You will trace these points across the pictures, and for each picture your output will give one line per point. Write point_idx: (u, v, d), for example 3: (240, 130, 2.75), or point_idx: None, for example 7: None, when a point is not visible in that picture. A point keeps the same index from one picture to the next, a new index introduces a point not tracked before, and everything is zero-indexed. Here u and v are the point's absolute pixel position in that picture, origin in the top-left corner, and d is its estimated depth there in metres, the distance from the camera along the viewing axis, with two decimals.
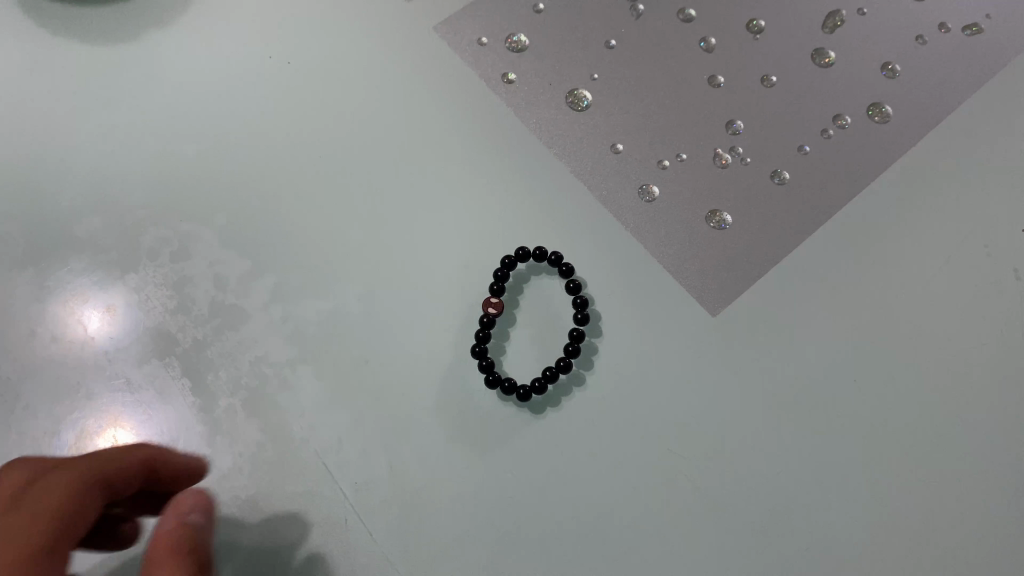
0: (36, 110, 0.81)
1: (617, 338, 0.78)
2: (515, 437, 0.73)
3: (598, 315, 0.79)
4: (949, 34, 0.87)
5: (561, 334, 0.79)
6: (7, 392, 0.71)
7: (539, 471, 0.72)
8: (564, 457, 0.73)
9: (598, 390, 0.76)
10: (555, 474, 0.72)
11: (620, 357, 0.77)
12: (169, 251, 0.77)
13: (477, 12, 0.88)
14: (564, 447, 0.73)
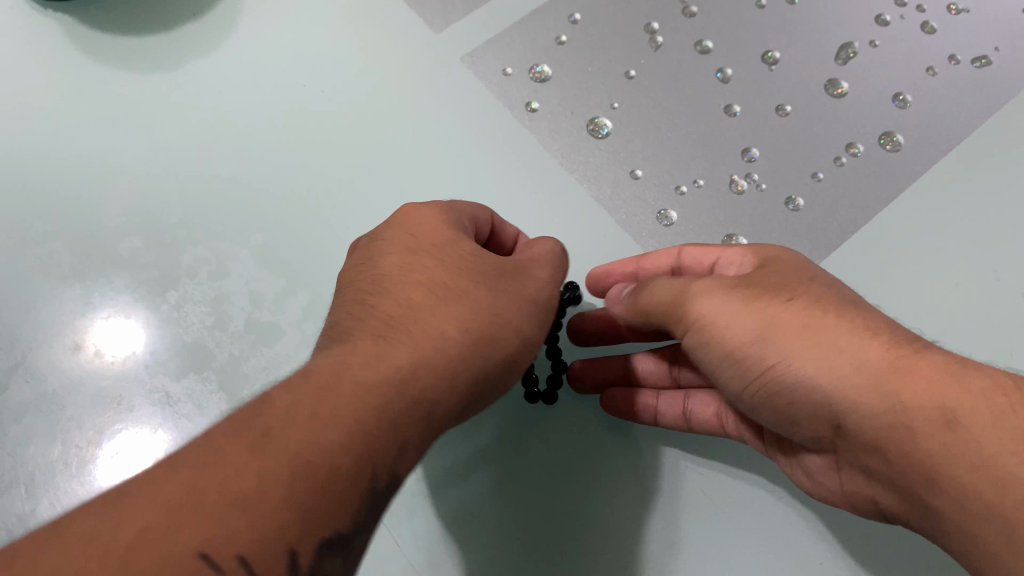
0: (83, 134, 0.85)
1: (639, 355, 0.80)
2: (536, 433, 0.76)
3: None
4: (959, 66, 0.90)
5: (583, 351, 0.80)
6: (54, 403, 0.74)
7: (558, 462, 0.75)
8: (583, 452, 0.75)
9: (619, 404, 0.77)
10: (573, 468, 0.75)
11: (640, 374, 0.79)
12: (208, 270, 0.81)
13: (501, 44, 0.92)
14: (585, 444, 0.76)
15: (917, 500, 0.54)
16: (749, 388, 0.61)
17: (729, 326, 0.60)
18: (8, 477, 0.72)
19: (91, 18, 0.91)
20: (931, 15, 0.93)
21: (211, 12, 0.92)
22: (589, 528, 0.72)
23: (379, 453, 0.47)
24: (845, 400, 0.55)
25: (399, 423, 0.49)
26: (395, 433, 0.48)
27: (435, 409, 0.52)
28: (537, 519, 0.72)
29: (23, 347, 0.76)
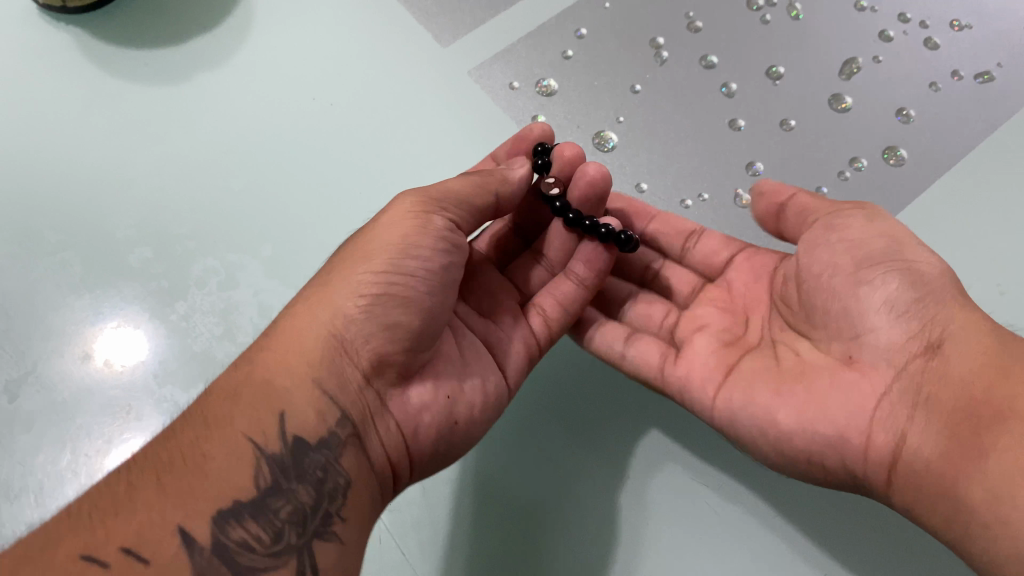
0: (95, 146, 0.86)
1: None
2: (552, 421, 0.76)
3: None
4: (962, 81, 0.91)
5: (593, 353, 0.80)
6: (64, 411, 0.75)
7: (571, 452, 0.74)
8: (597, 445, 0.74)
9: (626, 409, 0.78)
10: (586, 461, 0.74)
11: None
12: (217, 280, 0.81)
13: (508, 59, 0.93)
14: (602, 437, 0.75)
15: (971, 429, 0.54)
16: (865, 286, 0.60)
17: (853, 231, 0.63)
18: (18, 485, 0.72)
19: (103, 31, 0.92)
20: (934, 30, 0.94)
21: (221, 26, 0.94)
22: (581, 523, 0.71)
23: (194, 446, 0.52)
24: (966, 339, 0.57)
25: (227, 419, 0.54)
26: (200, 432, 0.53)
27: (275, 388, 0.56)
28: (530, 513, 0.72)
29: (33, 356, 0.77)
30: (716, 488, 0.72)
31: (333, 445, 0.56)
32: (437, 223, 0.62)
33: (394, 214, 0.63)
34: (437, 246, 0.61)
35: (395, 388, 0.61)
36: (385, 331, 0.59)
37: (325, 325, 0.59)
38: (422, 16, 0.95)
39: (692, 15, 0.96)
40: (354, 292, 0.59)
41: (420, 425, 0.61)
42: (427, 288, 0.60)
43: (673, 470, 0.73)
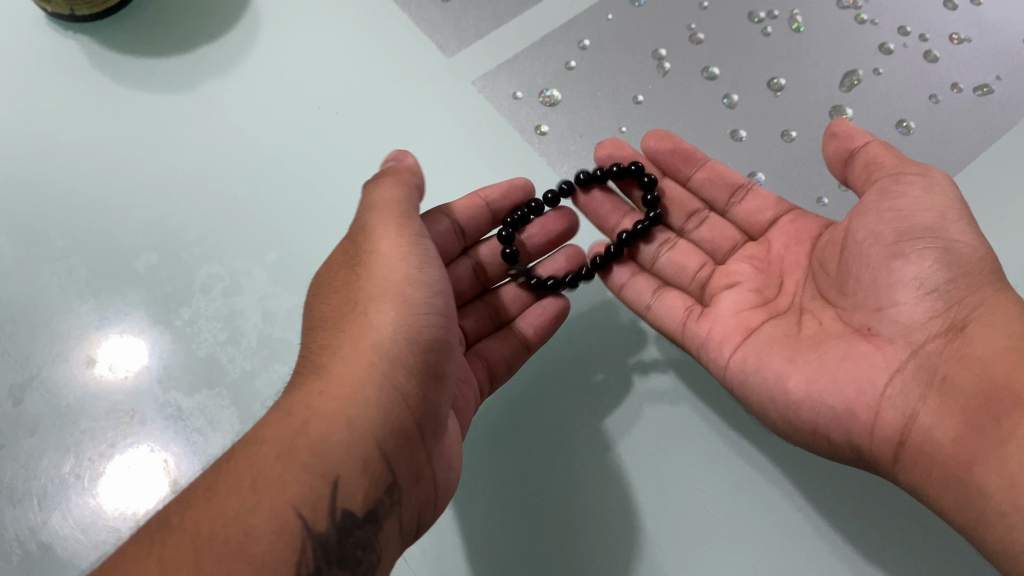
0: (101, 153, 0.87)
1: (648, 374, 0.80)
2: (578, 402, 0.78)
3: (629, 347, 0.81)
4: (961, 94, 0.92)
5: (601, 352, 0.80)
6: (69, 416, 0.75)
7: (595, 433, 0.76)
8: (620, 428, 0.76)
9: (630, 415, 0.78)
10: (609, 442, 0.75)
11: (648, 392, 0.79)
12: (221, 286, 0.82)
13: (512, 69, 0.94)
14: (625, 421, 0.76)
15: (991, 415, 0.54)
16: (899, 259, 0.60)
17: (904, 201, 0.62)
18: (21, 489, 0.72)
19: (109, 39, 0.92)
20: (933, 43, 0.94)
21: (227, 34, 0.94)
22: (584, 523, 0.72)
23: (240, 522, 0.52)
24: (995, 323, 0.58)
25: (275, 486, 0.54)
26: (246, 501, 0.53)
27: (327, 453, 0.56)
28: (535, 513, 0.73)
29: (38, 360, 0.77)
30: (716, 495, 0.72)
31: (376, 516, 0.57)
32: (432, 257, 0.64)
33: (393, 259, 0.63)
34: (447, 288, 0.63)
35: (435, 444, 0.62)
36: (431, 380, 0.60)
37: (378, 379, 0.58)
38: (426, 26, 0.96)
39: (694, 26, 0.97)
40: (392, 343, 0.59)
41: (447, 482, 0.64)
42: (451, 330, 0.62)
43: (672, 479, 0.73)
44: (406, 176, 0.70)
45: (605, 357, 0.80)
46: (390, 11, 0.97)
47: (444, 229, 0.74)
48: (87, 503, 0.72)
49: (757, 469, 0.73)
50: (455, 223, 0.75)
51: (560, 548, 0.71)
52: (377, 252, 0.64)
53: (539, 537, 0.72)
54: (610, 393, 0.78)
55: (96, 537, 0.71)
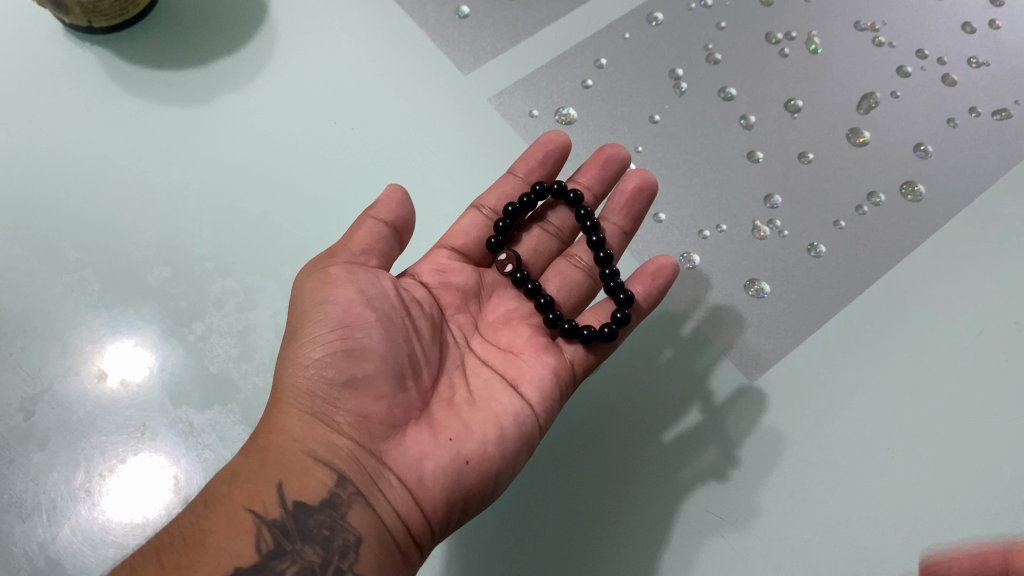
0: (115, 166, 0.87)
1: (666, 393, 0.79)
2: (622, 405, 0.78)
3: (655, 365, 0.80)
4: (978, 118, 0.91)
5: (642, 368, 0.80)
6: (80, 430, 0.75)
7: (640, 437, 0.76)
8: (661, 435, 0.76)
9: (659, 435, 0.76)
10: (651, 451, 0.76)
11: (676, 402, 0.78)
12: (235, 302, 0.81)
13: (529, 87, 0.94)
14: (663, 427, 0.77)
15: None
16: None
17: None
18: (30, 504, 0.72)
19: (126, 52, 0.92)
20: (952, 66, 0.94)
21: (244, 49, 0.94)
22: (599, 549, 0.72)
23: (194, 527, 0.55)
24: None
25: (226, 498, 0.56)
26: (198, 514, 0.56)
27: (268, 465, 0.57)
28: (573, 520, 0.73)
29: (49, 374, 0.77)
30: (731, 520, 0.72)
31: (336, 503, 0.56)
32: (336, 270, 0.61)
33: (315, 277, 0.62)
34: (356, 293, 0.60)
35: (386, 441, 0.59)
36: (345, 388, 0.58)
37: (293, 402, 0.59)
38: (443, 43, 0.96)
39: (710, 47, 0.96)
40: (302, 362, 0.59)
41: (423, 471, 0.58)
42: (368, 328, 0.59)
43: (687, 504, 0.73)
44: (401, 194, 0.65)
45: (638, 378, 0.79)
46: (407, 27, 0.97)
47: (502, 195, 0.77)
48: (96, 519, 0.71)
49: (772, 501, 0.73)
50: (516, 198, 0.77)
51: (591, 559, 0.72)
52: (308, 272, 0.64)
53: (570, 541, 0.72)
54: (637, 414, 0.78)
55: (104, 553, 0.70)
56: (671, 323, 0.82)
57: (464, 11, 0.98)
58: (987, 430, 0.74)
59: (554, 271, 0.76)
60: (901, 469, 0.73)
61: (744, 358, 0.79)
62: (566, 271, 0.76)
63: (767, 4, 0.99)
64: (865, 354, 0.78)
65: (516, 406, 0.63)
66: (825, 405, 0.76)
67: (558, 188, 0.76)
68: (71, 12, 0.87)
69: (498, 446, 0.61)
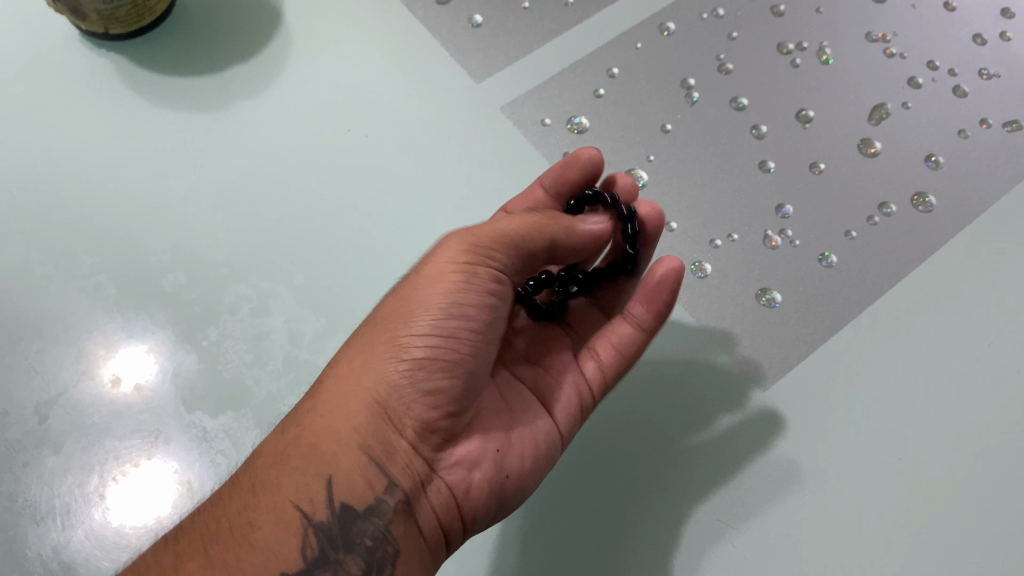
0: (131, 172, 0.87)
1: (682, 397, 0.79)
2: (646, 404, 0.79)
3: (676, 364, 0.80)
4: (990, 129, 0.91)
5: (668, 366, 0.80)
6: (94, 434, 0.75)
7: (664, 433, 0.77)
8: (683, 432, 0.77)
9: (682, 433, 0.77)
10: (673, 446, 0.76)
11: (696, 402, 0.78)
12: (249, 307, 0.82)
13: (542, 96, 0.94)
14: (685, 426, 0.77)
15: None
16: None
17: None
18: (44, 508, 0.72)
19: (142, 59, 0.93)
20: (963, 78, 0.94)
21: (259, 56, 0.95)
22: (622, 540, 0.73)
23: (242, 517, 0.55)
24: None
25: (275, 487, 0.56)
26: (246, 500, 0.56)
27: (322, 454, 0.57)
28: (597, 512, 0.74)
29: (64, 378, 0.77)
30: (742, 529, 0.72)
31: (382, 510, 0.57)
32: (462, 269, 0.61)
33: (438, 271, 0.62)
34: (478, 301, 0.61)
35: (442, 447, 0.62)
36: (431, 393, 0.59)
37: (369, 390, 0.59)
38: (456, 52, 0.96)
39: (722, 56, 0.97)
40: (395, 358, 0.59)
41: (472, 480, 0.62)
42: (467, 340, 0.61)
43: (699, 513, 0.73)
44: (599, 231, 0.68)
45: (635, 386, 0.80)
46: (421, 36, 0.97)
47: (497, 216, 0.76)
48: (109, 524, 0.72)
49: (783, 510, 0.73)
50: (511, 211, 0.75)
51: (613, 551, 0.72)
52: (429, 255, 0.65)
53: (593, 533, 0.73)
54: (637, 421, 0.78)
55: (118, 557, 0.70)
56: (667, 327, 0.83)
57: (477, 20, 0.98)
58: (1000, 441, 0.74)
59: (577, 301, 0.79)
60: (914, 480, 0.73)
61: (757, 367, 0.80)
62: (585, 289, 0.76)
63: (779, 14, 0.99)
64: (876, 363, 0.78)
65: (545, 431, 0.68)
66: (838, 414, 0.76)
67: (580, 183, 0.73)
68: (88, 19, 0.88)
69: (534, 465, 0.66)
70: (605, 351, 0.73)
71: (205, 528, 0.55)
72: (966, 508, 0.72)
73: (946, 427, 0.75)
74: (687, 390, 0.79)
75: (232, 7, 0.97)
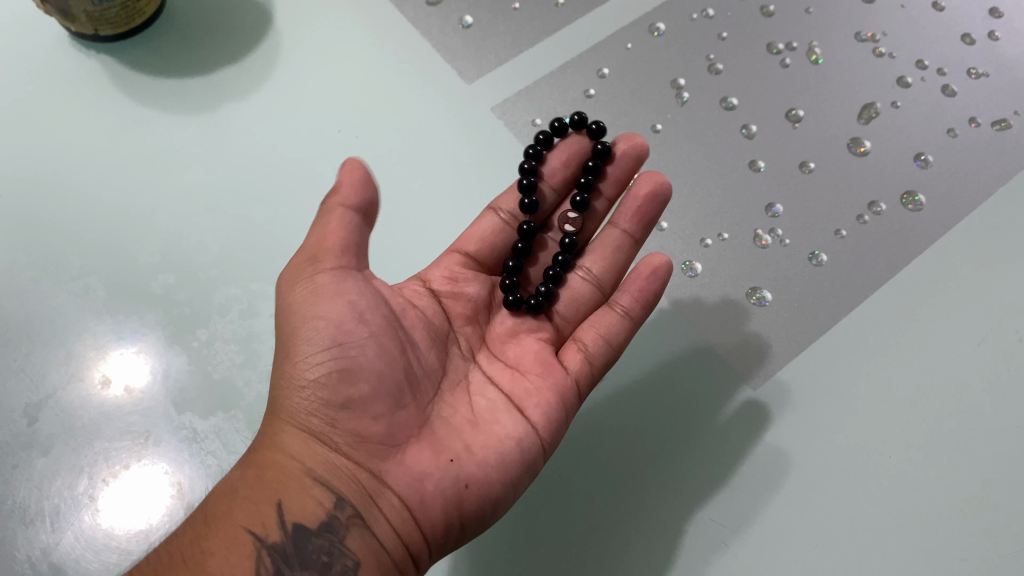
0: (120, 174, 0.87)
1: (676, 396, 0.79)
2: (647, 402, 0.79)
3: (676, 364, 0.81)
4: (979, 129, 0.92)
5: (665, 366, 0.80)
6: (83, 436, 0.75)
7: (665, 433, 0.77)
8: (680, 432, 0.77)
9: (679, 435, 0.77)
10: (671, 447, 0.76)
11: (691, 403, 0.78)
12: (239, 308, 0.82)
13: (532, 96, 0.94)
14: (683, 426, 0.77)
15: None
16: None
17: None
18: (33, 510, 0.72)
19: (132, 61, 0.93)
20: (951, 77, 0.95)
21: (248, 58, 0.95)
22: (618, 538, 0.72)
23: (195, 548, 0.54)
24: None
25: (225, 516, 0.56)
26: (200, 531, 0.55)
27: (268, 481, 0.57)
28: (594, 509, 0.74)
29: (53, 380, 0.77)
30: (732, 528, 0.72)
31: (335, 526, 0.56)
32: (324, 281, 0.59)
33: (296, 279, 0.60)
34: (349, 308, 0.59)
35: (387, 458, 0.58)
36: (342, 410, 0.58)
37: (291, 417, 0.59)
38: (447, 53, 0.97)
39: (712, 56, 0.97)
40: (297, 383, 0.58)
41: (424, 491, 0.58)
42: (361, 345, 0.58)
43: (689, 513, 0.73)
44: (360, 170, 0.61)
45: (631, 408, 0.78)
46: (411, 38, 0.97)
47: (493, 227, 0.76)
48: (97, 527, 0.71)
49: (773, 509, 0.73)
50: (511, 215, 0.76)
51: (607, 549, 0.72)
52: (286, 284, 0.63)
53: (590, 530, 0.73)
54: (631, 445, 0.77)
55: (108, 559, 0.70)
56: (663, 332, 0.83)
57: (467, 21, 0.98)
58: (990, 439, 0.74)
59: (565, 283, 0.75)
60: (906, 477, 0.73)
61: (746, 367, 0.80)
62: (574, 285, 0.75)
63: (769, 14, 1.00)
64: (866, 362, 0.79)
65: (520, 429, 0.62)
66: (829, 412, 0.76)
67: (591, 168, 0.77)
68: (77, 20, 0.87)
69: (500, 472, 0.60)
70: (593, 340, 0.69)
71: (175, 549, 0.55)
72: (958, 504, 0.72)
73: (937, 424, 0.75)
74: (684, 390, 0.79)
75: (221, 8, 0.97)
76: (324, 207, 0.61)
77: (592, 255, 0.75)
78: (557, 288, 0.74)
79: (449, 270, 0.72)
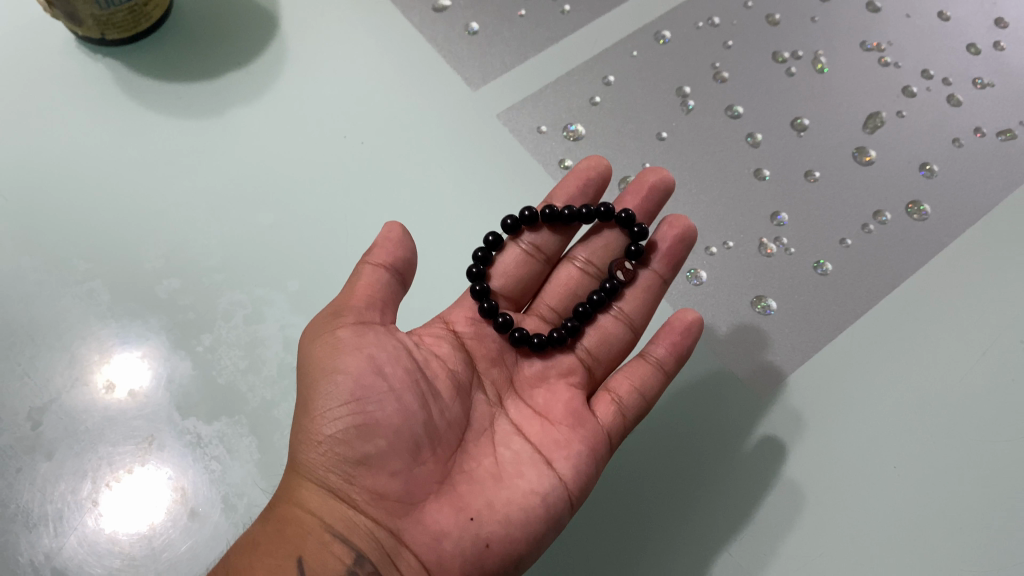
0: (125, 178, 0.87)
1: (692, 407, 0.79)
2: (683, 413, 0.79)
3: (720, 383, 0.80)
4: (984, 138, 0.92)
5: (699, 380, 0.80)
6: (87, 441, 0.75)
7: (695, 445, 0.77)
8: (704, 443, 0.77)
9: (706, 446, 0.77)
10: (698, 459, 0.77)
11: (722, 417, 0.79)
12: (244, 313, 0.82)
13: (537, 103, 0.94)
14: (707, 437, 0.78)
15: None
16: None
17: None
18: (36, 514, 0.71)
19: (138, 66, 0.93)
20: (957, 87, 0.95)
21: (255, 64, 0.95)
22: (647, 547, 0.74)
23: None
24: None
25: (246, 572, 0.55)
26: None
27: (287, 536, 0.57)
28: (627, 517, 0.75)
29: (58, 384, 0.77)
30: (737, 539, 0.73)
31: None
32: (346, 335, 0.59)
33: (314, 339, 0.61)
34: (367, 361, 0.58)
35: (408, 516, 0.58)
36: (360, 467, 0.57)
37: (309, 474, 0.58)
38: (452, 59, 0.97)
39: (718, 65, 0.97)
40: (313, 440, 0.58)
41: (442, 550, 0.57)
42: (377, 400, 0.57)
43: (698, 525, 0.74)
44: (397, 233, 0.63)
45: (671, 423, 0.79)
46: (417, 44, 0.97)
47: (515, 259, 0.75)
48: (99, 531, 0.71)
49: (775, 522, 0.73)
50: (527, 248, 0.76)
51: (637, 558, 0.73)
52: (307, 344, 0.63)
53: (622, 537, 0.74)
54: (652, 478, 0.76)
55: (111, 564, 0.70)
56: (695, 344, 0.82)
57: (473, 27, 0.98)
58: (991, 451, 0.75)
59: (595, 322, 0.74)
60: (908, 489, 0.73)
61: (752, 377, 0.80)
62: (608, 325, 0.74)
63: (775, 23, 1.00)
64: (869, 373, 0.79)
65: (547, 482, 0.61)
66: (833, 423, 0.77)
67: (625, 217, 0.74)
68: (84, 25, 0.87)
69: (523, 530, 0.59)
70: (627, 391, 0.69)
71: None
72: (960, 516, 0.72)
73: (939, 435, 0.76)
74: (716, 404, 0.79)
75: (228, 12, 0.97)
76: (356, 269, 0.63)
77: (630, 298, 0.75)
78: (586, 325, 0.74)
79: (473, 311, 0.72)
